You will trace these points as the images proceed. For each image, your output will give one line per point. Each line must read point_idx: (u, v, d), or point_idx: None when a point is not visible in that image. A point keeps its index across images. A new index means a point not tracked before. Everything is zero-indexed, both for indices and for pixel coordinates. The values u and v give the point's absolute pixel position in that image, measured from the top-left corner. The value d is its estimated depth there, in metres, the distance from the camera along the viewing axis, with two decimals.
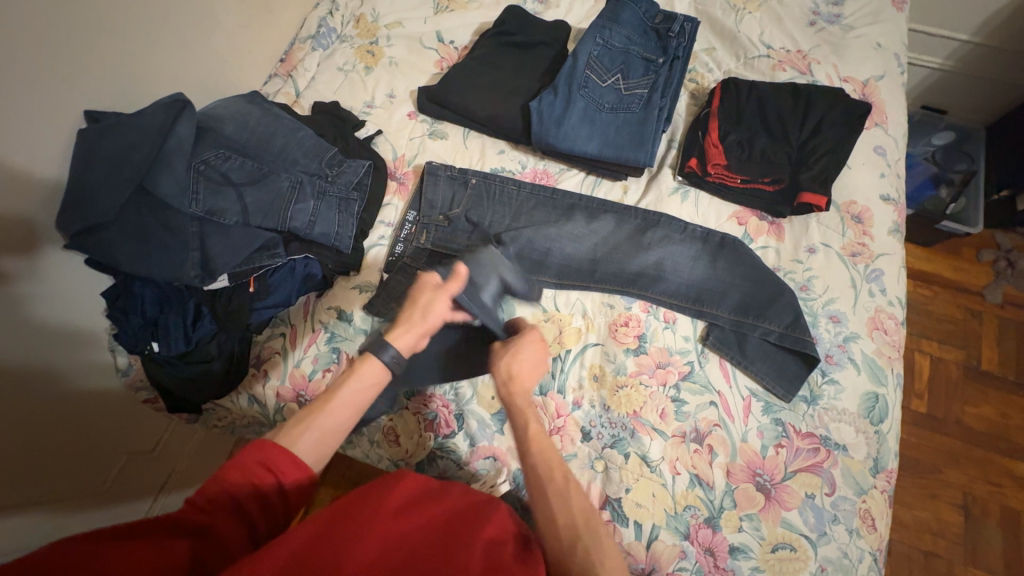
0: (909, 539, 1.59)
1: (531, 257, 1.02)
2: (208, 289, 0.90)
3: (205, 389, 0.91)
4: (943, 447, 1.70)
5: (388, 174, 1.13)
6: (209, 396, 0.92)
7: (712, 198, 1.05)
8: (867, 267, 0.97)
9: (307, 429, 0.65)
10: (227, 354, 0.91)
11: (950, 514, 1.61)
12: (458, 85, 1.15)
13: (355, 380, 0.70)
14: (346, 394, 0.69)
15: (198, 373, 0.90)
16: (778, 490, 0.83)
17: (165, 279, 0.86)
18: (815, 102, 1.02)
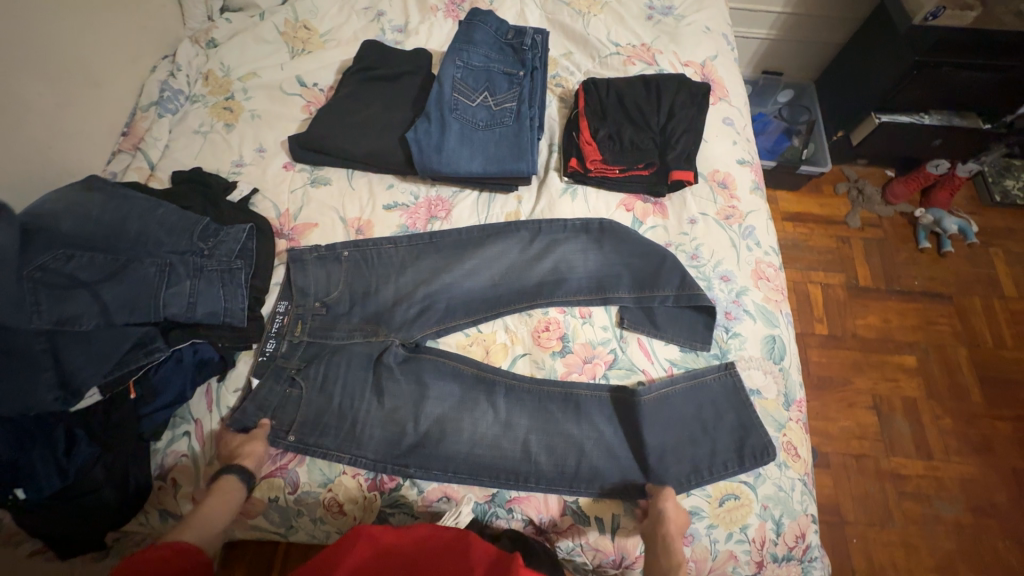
0: (842, 449, 1.79)
1: (441, 287, 1.03)
2: (80, 408, 0.80)
3: (102, 520, 0.80)
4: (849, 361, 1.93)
5: (274, 233, 1.06)
6: (109, 526, 0.81)
7: (598, 190, 1.11)
8: (741, 226, 1.08)
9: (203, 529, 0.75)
10: (119, 474, 0.80)
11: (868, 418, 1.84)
12: (329, 129, 1.12)
13: (218, 497, 0.79)
14: (215, 505, 0.78)
15: (90, 506, 0.78)
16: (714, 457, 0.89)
17: (24, 410, 0.75)
18: (664, 88, 1.12)
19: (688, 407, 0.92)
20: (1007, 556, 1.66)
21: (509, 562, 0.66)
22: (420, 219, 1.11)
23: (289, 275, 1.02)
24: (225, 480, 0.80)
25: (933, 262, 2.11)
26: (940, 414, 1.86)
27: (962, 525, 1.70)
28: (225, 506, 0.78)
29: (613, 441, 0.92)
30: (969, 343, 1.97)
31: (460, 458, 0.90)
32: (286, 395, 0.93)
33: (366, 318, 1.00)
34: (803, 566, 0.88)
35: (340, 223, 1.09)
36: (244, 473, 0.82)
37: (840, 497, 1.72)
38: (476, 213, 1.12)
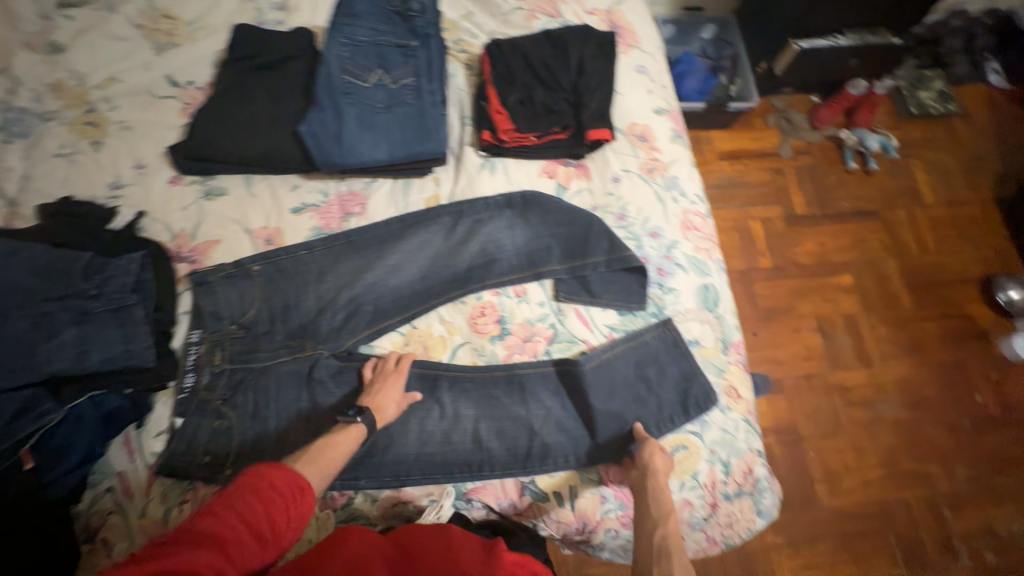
0: (794, 372, 1.90)
1: (366, 288, 0.97)
2: None
3: None
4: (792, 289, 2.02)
5: (172, 258, 0.97)
6: None
7: (518, 161, 1.06)
8: (664, 178, 1.06)
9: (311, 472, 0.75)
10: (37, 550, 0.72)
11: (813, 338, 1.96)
12: (213, 132, 1.00)
13: (342, 438, 0.80)
14: (336, 447, 0.79)
15: None
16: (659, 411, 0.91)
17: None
18: (570, 42, 1.06)
19: (630, 368, 0.93)
20: (940, 440, 1.84)
21: (497, 559, 0.72)
22: (334, 218, 1.03)
23: (196, 302, 0.93)
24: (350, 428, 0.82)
25: (860, 181, 2.20)
26: (876, 324, 1.99)
27: (901, 421, 1.86)
28: (342, 454, 0.78)
29: (563, 413, 0.91)
30: (897, 255, 2.09)
31: (415, 457, 0.89)
32: (215, 431, 0.86)
33: (290, 333, 0.94)
34: (754, 498, 0.93)
35: (246, 235, 1.00)
36: (363, 425, 0.83)
37: (795, 416, 1.84)
38: (394, 203, 1.05)
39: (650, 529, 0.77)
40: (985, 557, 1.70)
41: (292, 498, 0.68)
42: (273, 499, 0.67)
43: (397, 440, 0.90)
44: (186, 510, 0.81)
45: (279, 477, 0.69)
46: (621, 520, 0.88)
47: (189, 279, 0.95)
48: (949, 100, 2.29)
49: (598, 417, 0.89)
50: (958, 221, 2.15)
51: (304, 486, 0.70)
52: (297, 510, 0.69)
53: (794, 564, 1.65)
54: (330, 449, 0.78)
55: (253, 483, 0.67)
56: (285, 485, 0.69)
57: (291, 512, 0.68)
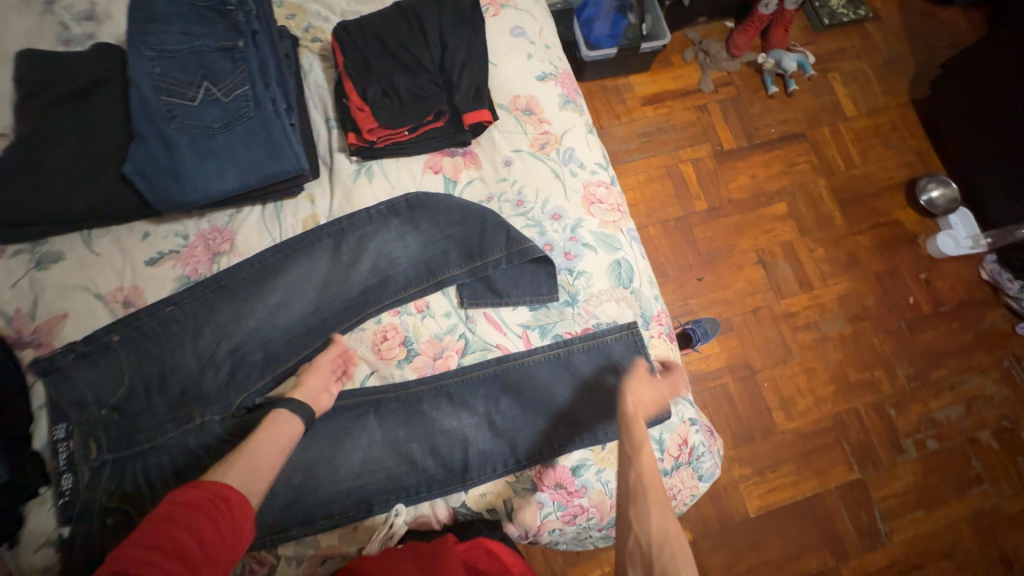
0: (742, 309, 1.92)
1: (249, 335, 0.87)
2: None
3: None
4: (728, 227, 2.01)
5: (14, 346, 0.84)
6: None
7: (396, 160, 0.95)
8: (559, 151, 0.97)
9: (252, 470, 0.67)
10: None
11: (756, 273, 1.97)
12: (21, 189, 0.84)
13: (271, 430, 0.73)
14: (261, 442, 0.70)
15: None
16: (592, 402, 0.86)
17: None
18: (426, 14, 0.92)
19: (552, 361, 0.88)
20: (881, 348, 1.92)
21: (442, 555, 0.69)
22: (200, 262, 0.91)
23: (49, 393, 0.81)
24: (275, 415, 0.75)
25: (784, 105, 2.16)
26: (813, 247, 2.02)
27: (845, 336, 1.93)
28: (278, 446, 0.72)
29: (493, 421, 0.86)
30: (826, 174, 2.10)
31: (343, 502, 0.81)
32: (103, 530, 0.75)
33: (174, 404, 0.82)
34: (694, 465, 0.92)
35: (98, 302, 0.87)
36: (301, 421, 0.76)
37: (748, 351, 1.88)
38: (267, 232, 0.93)
39: (626, 469, 0.72)
40: (929, 446, 1.83)
41: (218, 512, 0.58)
42: (192, 520, 0.56)
43: (315, 492, 0.81)
44: None
45: (196, 495, 0.58)
46: (563, 519, 0.84)
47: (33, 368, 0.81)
48: (859, 6, 2.25)
49: (529, 425, 0.86)
50: (879, 129, 2.16)
51: (228, 495, 0.60)
52: (230, 519, 0.59)
53: (762, 491, 1.73)
54: (250, 451, 0.68)
55: (168, 510, 0.56)
56: (203, 503, 0.58)
57: (222, 523, 0.58)
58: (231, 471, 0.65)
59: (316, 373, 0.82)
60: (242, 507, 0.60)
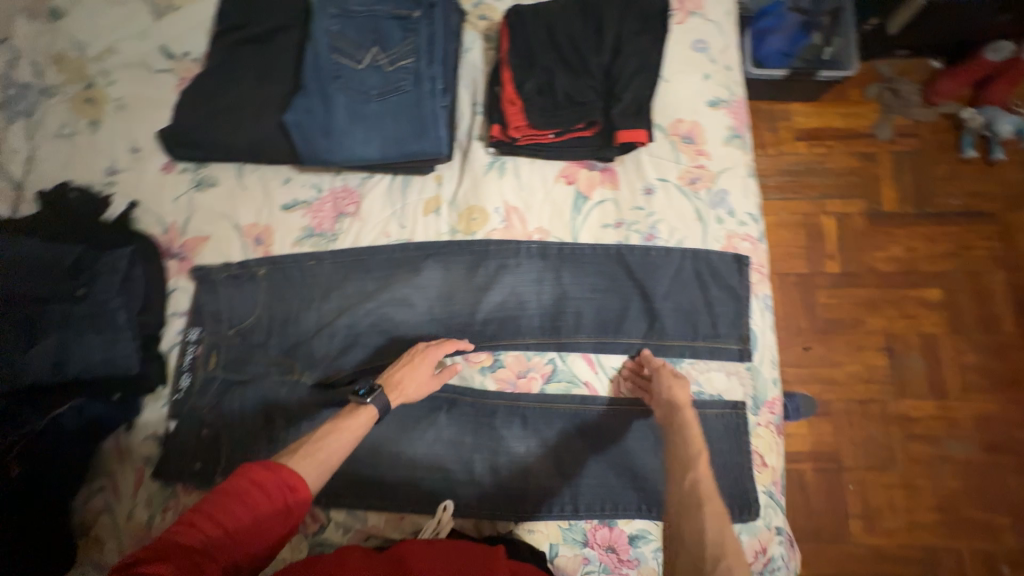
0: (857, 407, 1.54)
1: (354, 300, 0.90)
2: None
3: None
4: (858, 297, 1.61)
5: (163, 254, 0.93)
6: None
7: (532, 160, 0.91)
8: (710, 192, 0.86)
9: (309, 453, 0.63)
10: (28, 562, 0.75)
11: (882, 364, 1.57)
12: (203, 117, 0.92)
13: (351, 424, 0.68)
14: (342, 437, 0.67)
15: None
16: None
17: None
18: (607, 11, 0.84)
19: (652, 443, 0.81)
20: (1017, 492, 1.46)
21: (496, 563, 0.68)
22: (326, 217, 0.95)
23: (198, 299, 0.90)
24: (364, 409, 0.70)
25: (978, 174, 1.67)
26: (985, 360, 1.55)
27: (972, 465, 1.49)
28: (355, 433, 0.68)
29: (568, 461, 0.82)
30: (1009, 269, 1.60)
31: (399, 486, 0.82)
32: (202, 437, 0.84)
33: (284, 350, 0.88)
34: None
35: (235, 232, 0.94)
36: (376, 408, 0.71)
37: (841, 445, 1.51)
38: (391, 203, 0.94)
39: (680, 473, 0.64)
40: None
41: (281, 499, 0.57)
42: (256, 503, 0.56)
43: (377, 467, 0.83)
44: (167, 517, 0.82)
45: (267, 479, 0.58)
46: None
47: (190, 274, 0.91)
48: None
49: (598, 475, 0.81)
50: None
51: (296, 484, 0.59)
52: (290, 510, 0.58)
53: None
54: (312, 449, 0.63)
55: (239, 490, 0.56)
56: (272, 491, 0.57)
57: (281, 513, 0.57)
58: (303, 460, 0.62)
59: (413, 369, 0.78)
60: (304, 500, 0.59)
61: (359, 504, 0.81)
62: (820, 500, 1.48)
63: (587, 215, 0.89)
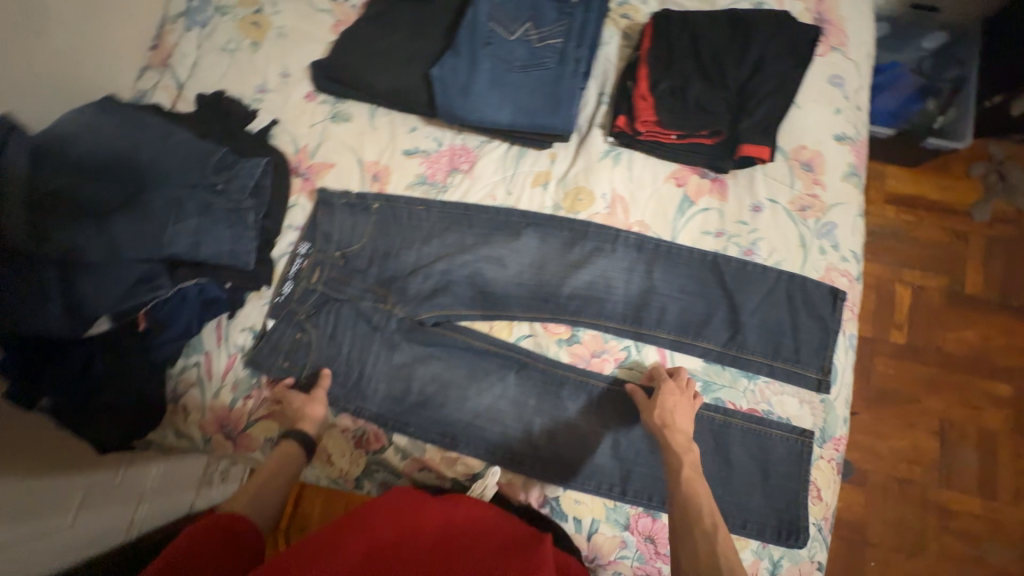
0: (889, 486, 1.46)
1: (453, 251, 0.95)
2: (89, 334, 0.79)
3: (114, 435, 0.82)
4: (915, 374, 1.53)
5: (290, 171, 1.02)
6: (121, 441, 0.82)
7: (647, 157, 0.94)
8: (818, 222, 0.87)
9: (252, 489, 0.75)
10: (132, 411, 0.82)
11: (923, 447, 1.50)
12: (355, 57, 1.00)
13: (270, 464, 0.79)
14: (271, 475, 0.78)
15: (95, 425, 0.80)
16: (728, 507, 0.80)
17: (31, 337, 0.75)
18: (757, 30, 0.87)
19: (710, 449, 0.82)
20: None
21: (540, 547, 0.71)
22: (440, 169, 1.01)
23: (315, 217, 0.97)
24: (285, 445, 0.82)
25: None
26: None
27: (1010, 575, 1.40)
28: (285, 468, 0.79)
29: (625, 445, 0.84)
30: None
31: (459, 429, 0.87)
32: (294, 341, 0.91)
33: (381, 282, 0.94)
34: None
35: (357, 166, 1.02)
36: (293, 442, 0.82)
37: (872, 519, 1.46)
38: (503, 170, 1.00)
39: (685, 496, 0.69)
40: None
41: (228, 531, 0.66)
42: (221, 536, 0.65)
43: (443, 407, 0.88)
44: (248, 404, 0.89)
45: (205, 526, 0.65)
46: (635, 571, 0.79)
47: (312, 194, 1.00)
48: None
49: (651, 466, 0.83)
50: None
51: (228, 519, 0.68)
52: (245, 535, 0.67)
53: None
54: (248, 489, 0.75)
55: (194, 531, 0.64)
56: (214, 528, 0.65)
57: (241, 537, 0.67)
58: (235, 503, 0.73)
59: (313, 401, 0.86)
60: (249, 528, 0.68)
61: (421, 436, 0.86)
62: (838, 568, 1.42)
63: (690, 219, 0.91)
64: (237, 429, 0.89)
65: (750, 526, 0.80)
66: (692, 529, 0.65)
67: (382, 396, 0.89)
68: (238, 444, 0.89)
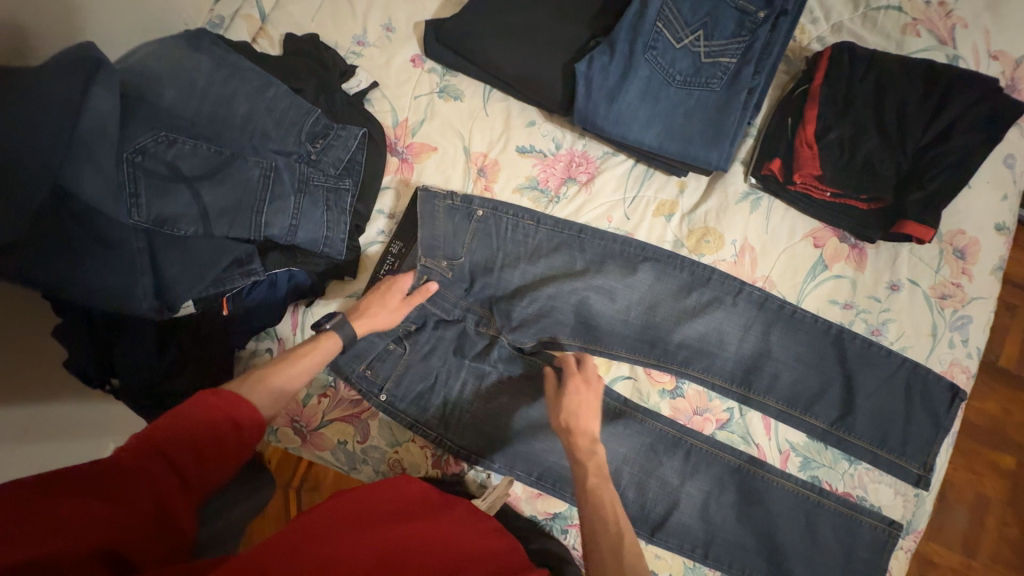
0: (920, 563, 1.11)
1: (554, 266, 0.85)
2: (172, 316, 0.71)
3: None
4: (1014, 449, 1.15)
5: (387, 147, 0.89)
6: None
7: (787, 209, 0.86)
8: (955, 313, 0.83)
9: (274, 391, 0.59)
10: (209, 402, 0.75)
11: (983, 536, 1.12)
12: (484, 26, 0.85)
13: (315, 351, 0.66)
14: (304, 367, 0.64)
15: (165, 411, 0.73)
16: None
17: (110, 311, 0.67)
18: (954, 94, 0.77)
19: (799, 528, 0.81)
20: None
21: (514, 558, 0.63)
22: (554, 175, 0.90)
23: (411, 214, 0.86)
24: (325, 340, 0.69)
25: None
26: None
27: None
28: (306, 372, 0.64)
29: (712, 508, 0.82)
30: None
31: (544, 466, 0.83)
32: (385, 351, 0.83)
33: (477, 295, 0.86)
34: None
35: (464, 155, 0.90)
36: (340, 339, 0.70)
37: None
38: (624, 189, 0.89)
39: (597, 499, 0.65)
40: None
41: (232, 420, 0.52)
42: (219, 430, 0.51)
43: (530, 441, 0.83)
44: (323, 403, 0.83)
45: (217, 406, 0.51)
46: None
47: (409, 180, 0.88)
48: None
49: (736, 533, 0.81)
50: None
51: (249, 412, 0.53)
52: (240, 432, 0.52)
53: None
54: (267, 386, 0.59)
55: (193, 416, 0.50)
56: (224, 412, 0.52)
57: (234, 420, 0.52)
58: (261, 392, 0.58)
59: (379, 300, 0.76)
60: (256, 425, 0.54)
61: (506, 467, 0.82)
62: None
63: (820, 285, 0.85)
64: (307, 427, 0.83)
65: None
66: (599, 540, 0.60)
67: (468, 419, 0.83)
68: (306, 441, 0.84)
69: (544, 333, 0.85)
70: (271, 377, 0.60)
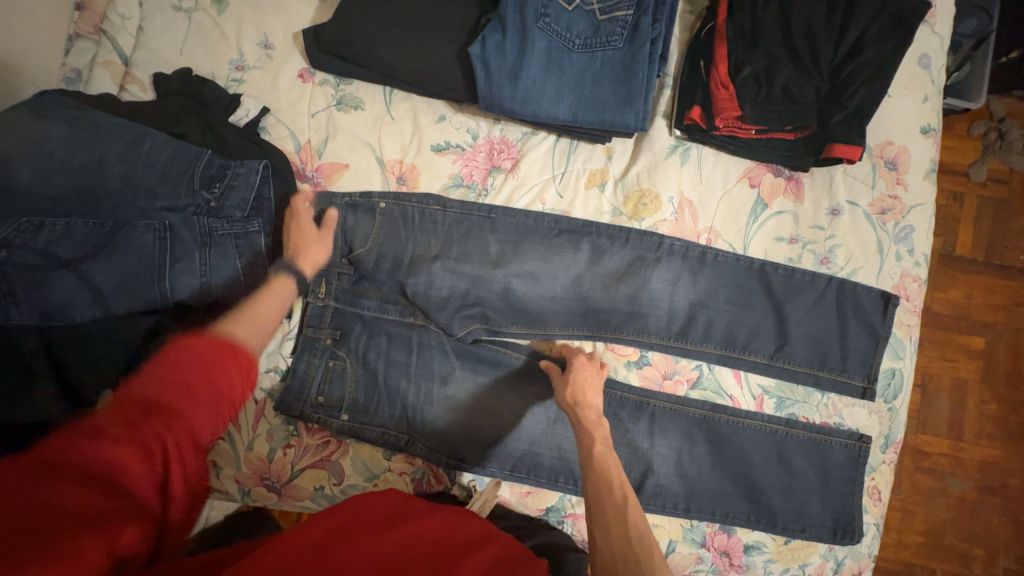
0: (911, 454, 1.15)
1: (486, 252, 0.82)
2: None
3: None
4: (980, 337, 1.18)
5: (295, 176, 0.83)
6: None
7: (717, 153, 0.84)
8: (897, 225, 0.82)
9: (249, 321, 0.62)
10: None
11: (966, 416, 1.16)
12: (366, 24, 0.79)
13: (267, 293, 0.68)
14: (267, 304, 0.67)
15: None
16: (803, 521, 0.81)
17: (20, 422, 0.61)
18: (857, 4, 0.75)
19: (783, 466, 0.82)
20: None
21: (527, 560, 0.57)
22: (477, 168, 0.85)
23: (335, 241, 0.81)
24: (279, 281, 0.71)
25: None
26: None
27: None
28: (276, 302, 0.68)
29: (697, 466, 0.82)
30: None
31: (517, 457, 0.82)
32: (323, 375, 0.79)
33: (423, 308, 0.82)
34: None
35: (378, 166, 0.84)
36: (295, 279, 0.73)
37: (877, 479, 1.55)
38: (551, 167, 0.86)
39: (606, 466, 0.62)
40: None
41: (222, 361, 0.51)
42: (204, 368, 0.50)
43: (509, 443, 0.82)
44: (289, 454, 0.80)
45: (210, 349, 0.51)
46: None
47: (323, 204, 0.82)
48: None
49: (721, 483, 0.82)
50: None
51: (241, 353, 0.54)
52: (227, 370, 0.51)
53: None
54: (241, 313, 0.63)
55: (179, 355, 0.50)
56: (211, 351, 0.51)
57: (227, 361, 0.52)
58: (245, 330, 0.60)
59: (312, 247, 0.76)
60: (245, 364, 0.54)
61: (489, 474, 0.81)
62: None
63: (763, 224, 0.83)
64: (279, 481, 0.80)
65: (809, 532, 0.81)
66: (604, 509, 0.57)
67: (440, 436, 0.81)
68: (283, 496, 0.81)
69: (489, 322, 0.83)
70: (243, 317, 0.62)
